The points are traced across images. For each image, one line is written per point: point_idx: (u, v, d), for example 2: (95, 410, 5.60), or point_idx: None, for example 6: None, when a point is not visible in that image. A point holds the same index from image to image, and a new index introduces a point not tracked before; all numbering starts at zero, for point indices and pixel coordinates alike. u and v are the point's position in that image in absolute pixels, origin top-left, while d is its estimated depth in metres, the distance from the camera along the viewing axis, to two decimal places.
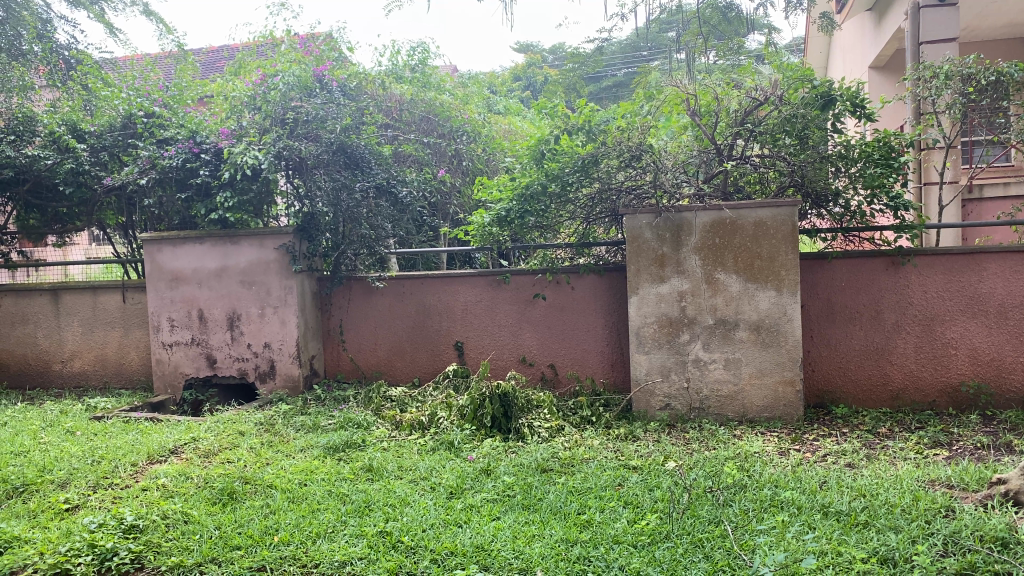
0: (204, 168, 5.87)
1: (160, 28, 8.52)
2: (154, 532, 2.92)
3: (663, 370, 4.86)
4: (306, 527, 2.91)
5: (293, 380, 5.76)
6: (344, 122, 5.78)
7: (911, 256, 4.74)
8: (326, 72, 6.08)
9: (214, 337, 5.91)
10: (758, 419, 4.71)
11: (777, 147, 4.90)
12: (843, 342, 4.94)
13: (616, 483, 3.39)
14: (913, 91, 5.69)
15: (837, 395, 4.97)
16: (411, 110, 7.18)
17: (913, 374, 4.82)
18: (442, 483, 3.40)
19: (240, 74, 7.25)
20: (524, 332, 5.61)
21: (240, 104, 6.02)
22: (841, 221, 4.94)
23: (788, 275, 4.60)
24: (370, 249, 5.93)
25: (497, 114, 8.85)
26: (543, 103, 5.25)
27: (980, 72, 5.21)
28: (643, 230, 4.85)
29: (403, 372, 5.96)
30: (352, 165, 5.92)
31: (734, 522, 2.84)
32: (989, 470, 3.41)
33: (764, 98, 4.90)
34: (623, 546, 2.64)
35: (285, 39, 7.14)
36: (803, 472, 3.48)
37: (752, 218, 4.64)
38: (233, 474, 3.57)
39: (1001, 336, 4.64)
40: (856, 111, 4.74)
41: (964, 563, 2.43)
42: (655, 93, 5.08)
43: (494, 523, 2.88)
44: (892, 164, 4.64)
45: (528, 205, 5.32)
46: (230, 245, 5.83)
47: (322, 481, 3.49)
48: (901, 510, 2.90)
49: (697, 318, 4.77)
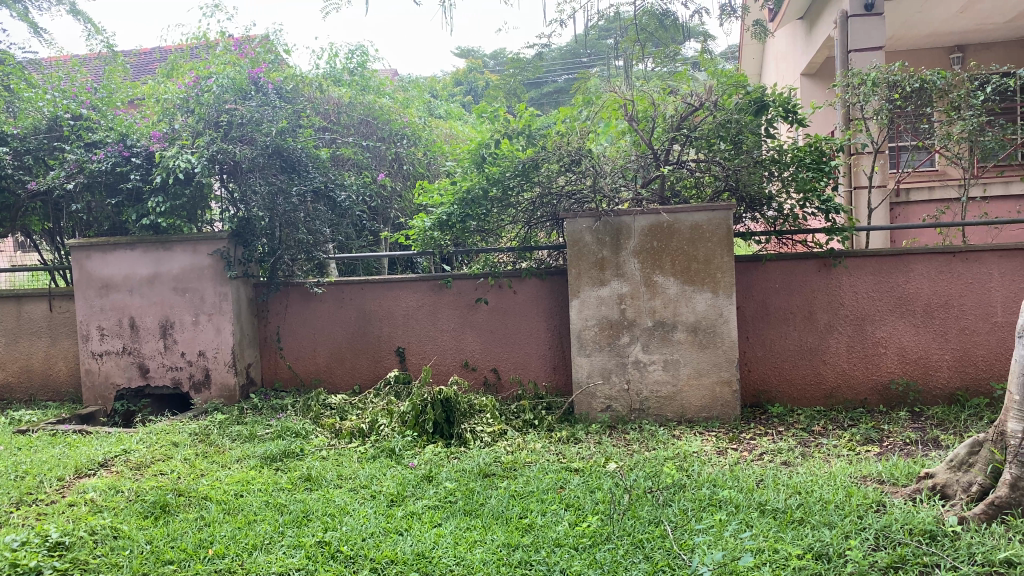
0: (135, 172, 5.70)
1: (88, 28, 8.24)
2: (82, 549, 2.81)
3: (604, 373, 4.89)
4: (242, 539, 2.85)
5: (229, 389, 5.65)
6: (280, 124, 5.66)
7: (841, 258, 4.87)
8: (261, 75, 5.96)
9: (147, 345, 5.75)
10: (696, 420, 4.78)
11: (712, 152, 4.98)
12: (777, 343, 5.03)
13: (558, 486, 3.40)
14: (842, 96, 5.83)
15: (773, 395, 5.06)
16: (349, 113, 7.13)
17: (846, 372, 4.94)
18: (383, 491, 3.36)
19: (172, 76, 7.05)
20: (466, 337, 5.59)
21: (172, 107, 5.82)
22: (774, 224, 5.00)
23: (724, 277, 4.68)
24: (308, 254, 5.79)
25: (438, 118, 8.85)
26: (482, 106, 5.20)
27: (905, 80, 5.40)
28: (583, 234, 4.89)
29: (343, 379, 5.88)
30: (288, 168, 5.80)
31: (674, 521, 2.88)
32: (918, 464, 3.50)
33: (699, 103, 4.96)
34: (564, 549, 2.64)
35: (220, 41, 6.97)
36: (740, 470, 3.54)
37: (689, 222, 4.71)
38: (166, 486, 3.46)
39: (927, 335, 4.81)
40: (787, 117, 4.91)
41: (893, 556, 2.49)
42: (594, 98, 5.10)
43: (435, 530, 2.85)
44: (823, 168, 4.78)
45: (470, 209, 5.31)
46: (163, 251, 5.68)
47: (259, 492, 3.41)
48: (834, 506, 2.97)
49: (637, 321, 4.82)
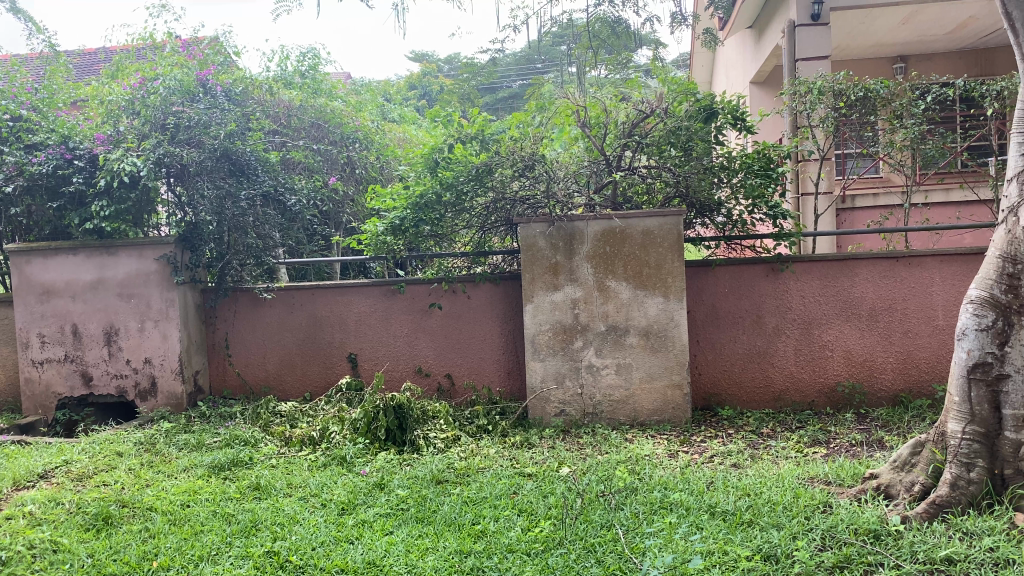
0: (78, 175, 5.54)
1: (29, 26, 8.01)
2: (19, 563, 2.71)
3: (557, 377, 4.90)
4: (188, 550, 2.79)
5: (176, 397, 5.54)
6: (228, 127, 5.51)
7: (789, 263, 4.95)
8: (210, 76, 5.90)
9: (90, 353, 5.61)
10: (648, 423, 4.82)
11: (663, 158, 5.03)
12: (727, 346, 5.09)
13: (511, 492, 3.39)
14: (790, 104, 5.94)
15: (723, 398, 5.12)
16: (300, 116, 7.05)
17: (793, 375, 5.03)
18: (334, 499, 3.32)
19: (117, 77, 6.89)
20: (420, 342, 5.56)
21: (117, 109, 5.68)
22: (723, 229, 5.13)
23: (675, 282, 4.74)
24: (257, 259, 5.73)
25: (391, 122, 8.80)
26: (436, 110, 5.16)
27: (849, 89, 5.54)
28: (537, 239, 4.89)
29: (294, 387, 5.80)
30: (237, 172, 5.66)
31: (626, 525, 2.89)
32: (863, 465, 3.58)
33: (650, 110, 5.01)
34: (517, 555, 2.64)
35: (167, 41, 6.84)
36: (691, 473, 3.57)
37: (640, 227, 4.76)
38: (109, 497, 3.37)
39: (872, 338, 4.92)
40: (736, 124, 4.99)
41: (839, 556, 2.54)
42: (547, 104, 5.12)
43: (387, 538, 2.82)
44: (771, 175, 4.89)
45: (423, 214, 5.26)
46: (108, 257, 5.55)
47: (206, 502, 3.34)
48: (782, 507, 3.01)
49: (590, 325, 4.84)
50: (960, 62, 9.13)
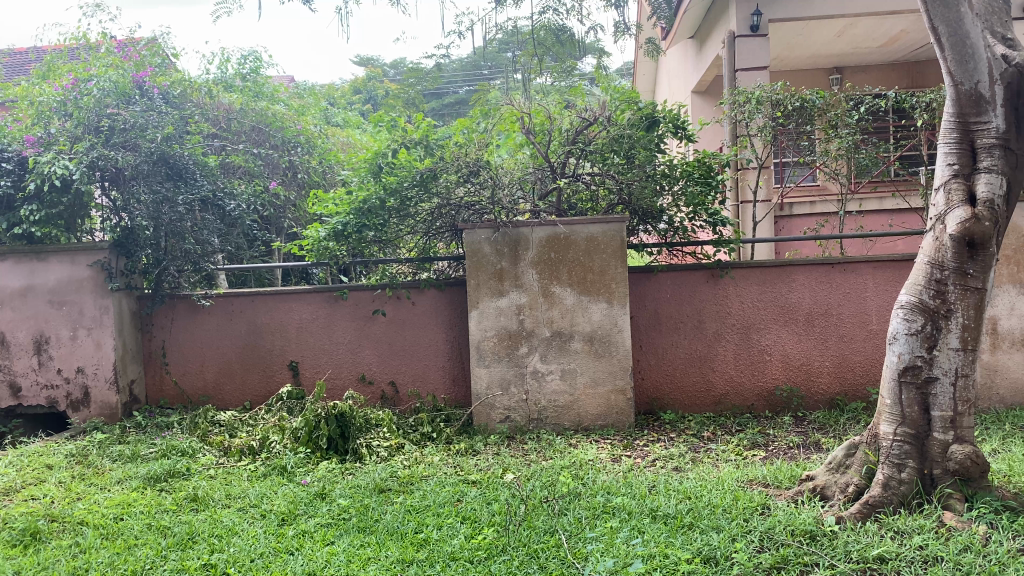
0: (4, 179, 5.26)
1: None
2: None
3: (502, 384, 4.89)
4: (120, 565, 2.70)
5: (110, 407, 5.38)
6: (165, 130, 5.38)
7: (728, 269, 5.04)
8: (147, 78, 5.77)
9: (19, 363, 5.41)
10: (592, 428, 4.84)
11: (606, 165, 5.06)
12: (669, 352, 5.14)
13: (455, 499, 3.38)
14: (730, 113, 6.05)
15: (665, 402, 5.17)
16: (240, 120, 6.97)
17: (733, 379, 5.11)
18: (274, 510, 3.26)
19: (48, 77, 6.68)
20: (363, 349, 5.51)
21: (48, 110, 5.50)
22: (665, 236, 5.18)
23: (618, 288, 4.79)
24: (195, 265, 5.58)
25: (334, 126, 8.71)
26: (380, 116, 5.13)
27: (786, 98, 5.68)
28: (482, 245, 4.88)
29: (233, 395, 5.69)
30: (174, 175, 5.51)
31: (568, 530, 2.90)
32: (800, 467, 3.66)
33: (593, 118, 5.05)
34: (460, 563, 2.63)
35: (102, 42, 6.67)
36: (634, 477, 3.60)
37: (584, 233, 4.80)
38: (37, 512, 3.25)
39: (809, 342, 5.04)
40: (676, 132, 5.08)
41: (777, 558, 2.59)
42: (492, 110, 5.11)
43: (328, 548, 2.78)
44: (710, 182, 5.03)
45: (367, 219, 5.22)
46: (38, 263, 5.37)
47: (140, 515, 3.25)
48: (721, 510, 3.06)
49: (535, 331, 4.85)
50: (891, 74, 9.42)
